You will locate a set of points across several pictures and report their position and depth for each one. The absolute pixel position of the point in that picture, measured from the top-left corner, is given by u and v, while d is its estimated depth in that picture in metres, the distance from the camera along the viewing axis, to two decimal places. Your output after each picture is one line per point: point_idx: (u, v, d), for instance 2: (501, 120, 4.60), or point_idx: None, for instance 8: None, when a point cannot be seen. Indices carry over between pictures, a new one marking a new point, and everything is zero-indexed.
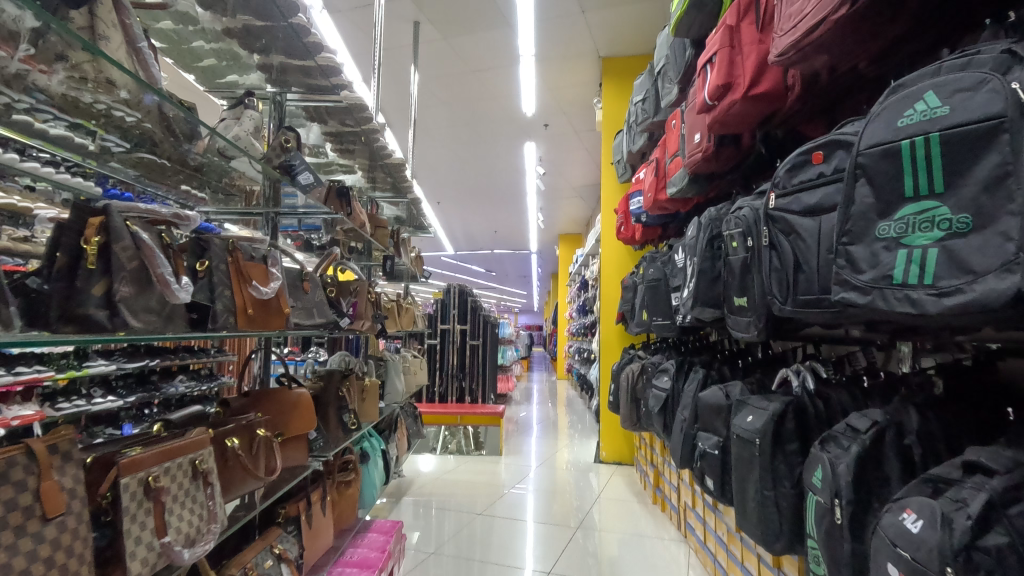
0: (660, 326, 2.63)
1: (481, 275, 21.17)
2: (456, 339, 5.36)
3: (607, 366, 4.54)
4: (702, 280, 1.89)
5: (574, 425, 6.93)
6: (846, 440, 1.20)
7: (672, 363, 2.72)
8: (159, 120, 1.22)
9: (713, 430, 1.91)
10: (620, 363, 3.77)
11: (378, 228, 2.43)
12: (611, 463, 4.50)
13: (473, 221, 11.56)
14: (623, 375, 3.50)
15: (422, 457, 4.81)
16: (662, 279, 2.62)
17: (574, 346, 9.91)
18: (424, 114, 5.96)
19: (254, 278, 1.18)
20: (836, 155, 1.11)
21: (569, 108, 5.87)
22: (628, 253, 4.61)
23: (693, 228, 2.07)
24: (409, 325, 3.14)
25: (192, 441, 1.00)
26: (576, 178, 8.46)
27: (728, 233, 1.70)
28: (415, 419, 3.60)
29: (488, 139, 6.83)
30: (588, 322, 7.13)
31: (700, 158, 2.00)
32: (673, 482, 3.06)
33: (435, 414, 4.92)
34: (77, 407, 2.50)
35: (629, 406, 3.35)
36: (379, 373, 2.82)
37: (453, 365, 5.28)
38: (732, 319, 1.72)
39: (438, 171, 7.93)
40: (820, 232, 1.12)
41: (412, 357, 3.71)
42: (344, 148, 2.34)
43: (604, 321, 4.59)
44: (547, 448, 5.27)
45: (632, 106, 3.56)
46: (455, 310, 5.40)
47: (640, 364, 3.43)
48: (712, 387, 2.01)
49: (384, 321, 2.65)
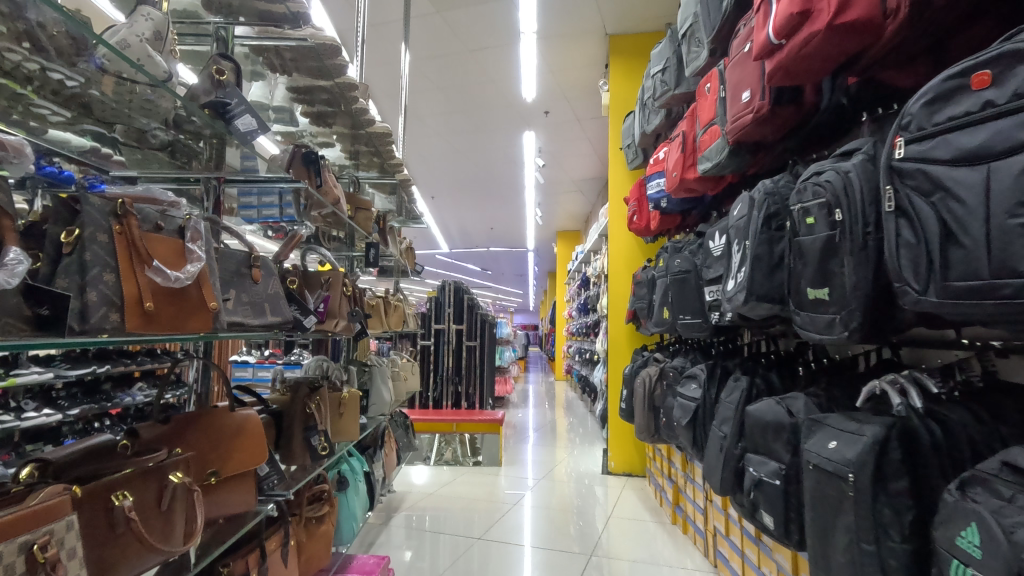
0: (690, 325, 2.26)
1: (475, 274, 20.75)
2: (451, 340, 5.00)
3: (616, 369, 4.19)
4: (758, 268, 1.52)
5: (576, 429, 6.56)
6: (1011, 488, 0.84)
7: (702, 368, 2.36)
8: (22, 31, 0.85)
9: (769, 455, 1.55)
10: (634, 367, 3.41)
11: (360, 210, 2.06)
12: (621, 474, 4.15)
13: (468, 217, 11.19)
14: (638, 381, 3.14)
15: (415, 469, 4.43)
16: (692, 271, 2.25)
17: (574, 346, 9.54)
18: (417, 99, 5.60)
19: (155, 256, 0.81)
20: (1018, 73, 0.75)
21: (571, 93, 5.52)
22: (638, 247, 4.26)
23: (739, 206, 1.70)
24: (399, 325, 2.76)
25: (36, 511, 0.62)
26: (577, 171, 8.10)
27: (799, 207, 1.33)
28: (406, 430, 3.23)
29: (485, 128, 6.47)
30: (591, 320, 6.77)
31: (750, 121, 1.64)
32: (698, 502, 2.70)
33: (429, 421, 4.55)
34: (3, 424, 2.11)
35: (645, 416, 2.99)
36: (363, 381, 2.44)
37: (448, 368, 4.90)
38: (801, 316, 1.36)
39: (432, 162, 7.57)
40: (993, 186, 0.75)
41: (403, 362, 3.34)
42: (320, 114, 1.97)
43: (613, 321, 4.24)
44: (549, 457, 4.90)
45: (648, 79, 3.20)
46: (450, 309, 5.03)
47: (657, 369, 3.06)
48: (766, 400, 1.65)
49: (368, 320, 2.28)
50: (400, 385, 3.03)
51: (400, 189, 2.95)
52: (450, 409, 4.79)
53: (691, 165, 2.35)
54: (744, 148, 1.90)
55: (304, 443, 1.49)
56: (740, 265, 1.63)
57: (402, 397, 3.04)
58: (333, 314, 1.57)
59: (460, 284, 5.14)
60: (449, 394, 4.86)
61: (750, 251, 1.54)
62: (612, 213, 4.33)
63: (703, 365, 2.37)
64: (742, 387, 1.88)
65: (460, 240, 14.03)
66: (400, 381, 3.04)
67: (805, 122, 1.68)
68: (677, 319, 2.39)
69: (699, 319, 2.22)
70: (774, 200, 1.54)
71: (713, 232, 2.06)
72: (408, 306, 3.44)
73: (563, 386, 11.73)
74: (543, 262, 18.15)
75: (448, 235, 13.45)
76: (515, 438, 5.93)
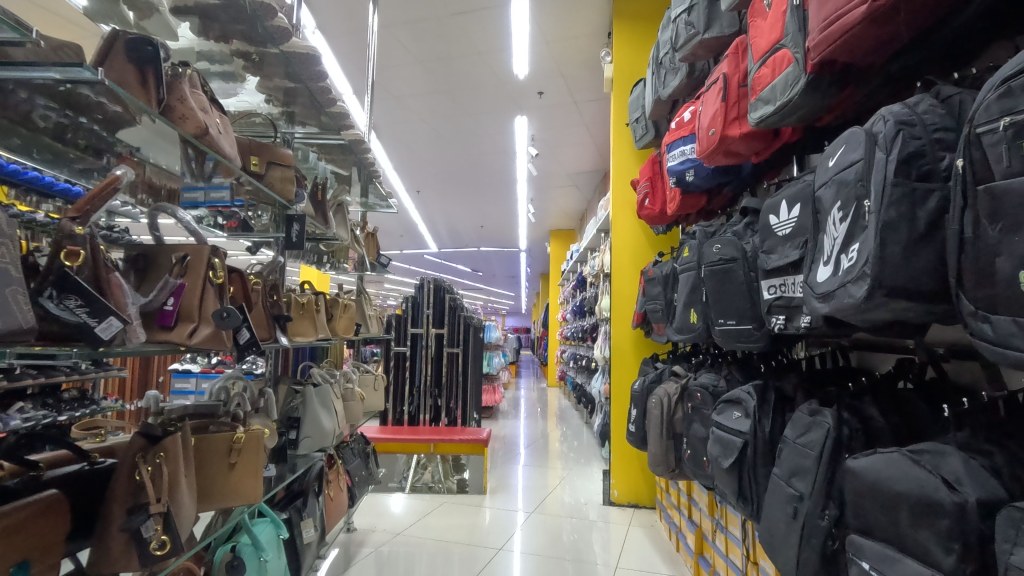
0: (737, 334, 1.65)
1: (466, 275, 20.10)
2: (430, 346, 4.34)
3: (619, 382, 3.59)
4: (892, 243, 0.92)
5: (570, 444, 5.95)
6: None
7: (748, 391, 1.76)
8: None
9: (907, 550, 0.95)
10: (645, 382, 2.81)
11: (274, 166, 1.44)
12: (625, 505, 3.55)
13: (457, 213, 10.57)
14: (651, 402, 2.54)
15: (387, 499, 3.79)
16: (740, 258, 1.64)
17: (567, 351, 8.95)
18: (392, 71, 5.06)
19: None
20: None
21: (567, 69, 4.96)
22: (646, 239, 3.67)
23: (840, 150, 1.10)
24: (347, 331, 2.14)
25: None
26: (573, 163, 7.53)
27: (1001, 124, 0.73)
28: (364, 460, 2.62)
29: (472, 110, 5.91)
30: (588, 324, 6.17)
31: (864, 14, 1.05)
32: (734, 560, 2.10)
33: (403, 442, 3.91)
34: None
35: (663, 447, 2.38)
36: (293, 408, 1.82)
37: (426, 377, 4.27)
38: (998, 324, 0.76)
39: (416, 149, 7.01)
40: None
41: (361, 377, 2.70)
42: (212, 24, 1.36)
43: (617, 326, 3.64)
44: (542, 482, 4.28)
45: (667, 28, 2.61)
46: (429, 310, 4.38)
47: (677, 386, 2.46)
48: (889, 456, 1.04)
49: (291, 325, 1.66)
50: (356, 406, 2.39)
51: (356, 157, 2.33)
52: (428, 426, 4.16)
53: (735, 118, 1.76)
54: (831, 74, 1.30)
55: (128, 537, 0.87)
56: (847, 242, 1.03)
57: (357, 422, 2.41)
58: (187, 316, 0.97)
59: (440, 281, 4.49)
60: (427, 407, 4.23)
61: (876, 215, 0.94)
62: (616, 201, 3.73)
63: (750, 386, 1.76)
64: (826, 427, 1.28)
65: (448, 239, 13.41)
66: (356, 402, 2.40)
67: (940, 20, 1.08)
68: (716, 325, 1.79)
69: (750, 325, 1.62)
70: (911, 134, 0.94)
71: (777, 202, 1.46)
72: (369, 307, 2.80)
73: (555, 392, 11.14)
74: (534, 263, 17.57)
75: (435, 233, 12.81)
76: (503, 455, 5.30)
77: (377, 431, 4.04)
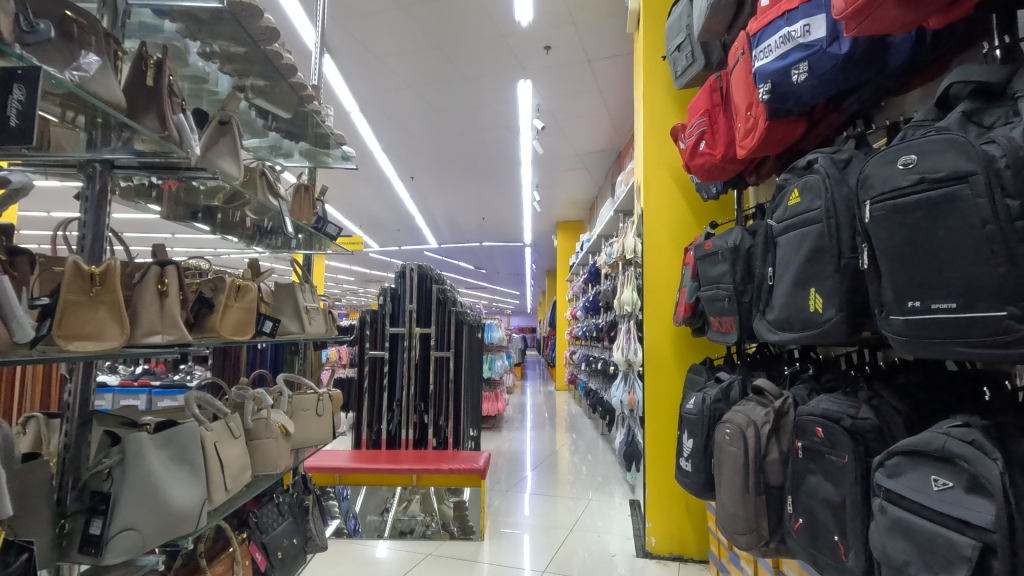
0: (965, 326, 0.82)
1: (469, 272, 19.25)
2: (414, 351, 3.42)
3: (655, 394, 2.75)
4: None
5: (584, 462, 5.09)
6: None
7: (966, 439, 0.91)
8: None
9: None
10: (704, 397, 1.98)
11: None
12: (666, 558, 2.68)
13: (456, 203, 9.70)
14: (724, 431, 1.70)
15: (357, 549, 2.95)
16: (978, 172, 0.80)
17: (578, 353, 8.10)
18: (371, 19, 4.25)
19: None
20: None
21: (580, 13, 4.12)
22: (688, 208, 2.83)
23: None
24: (238, 332, 1.31)
25: None
26: (583, 140, 6.69)
27: None
28: (296, 523, 1.78)
29: (468, 73, 5.11)
30: (605, 321, 5.31)
31: None
32: None
33: (378, 473, 3.07)
34: None
35: (750, 506, 1.53)
36: (105, 472, 0.99)
37: (408, 389, 3.42)
38: None
39: (405, 122, 6.23)
40: None
41: (291, 397, 1.85)
42: None
43: (651, 322, 2.80)
44: (554, 520, 3.42)
45: None
46: (412, 305, 3.46)
47: (766, 408, 1.62)
48: None
49: (58, 324, 0.82)
50: (278, 446, 1.55)
51: (266, 60, 1.49)
52: (411, 451, 3.32)
53: None
54: None
55: None
56: None
57: (279, 470, 1.58)
58: None
59: (425, 269, 3.60)
60: (410, 425, 3.38)
61: None
62: (647, 160, 2.90)
63: (968, 429, 0.92)
64: None
65: (448, 233, 12.56)
66: (279, 438, 1.56)
67: None
68: (897, 311, 0.94)
69: (1004, 307, 0.77)
70: None
71: None
72: (307, 296, 1.95)
73: (564, 397, 10.27)
74: (539, 259, 16.70)
75: (433, 227, 11.95)
76: (508, 480, 4.44)
77: (348, 461, 3.18)
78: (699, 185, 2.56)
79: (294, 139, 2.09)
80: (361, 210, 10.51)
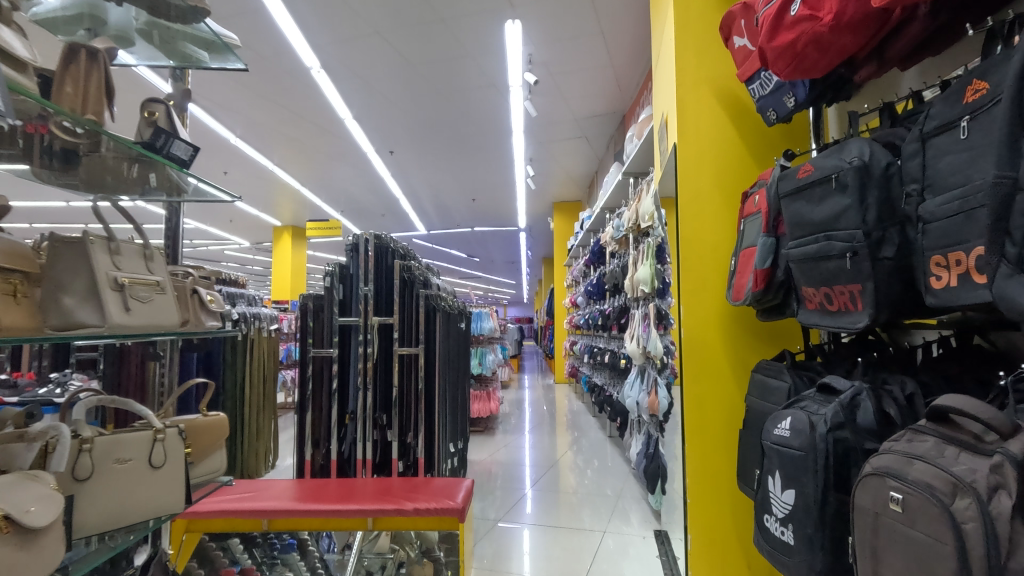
0: None
1: (461, 261, 18.44)
2: (371, 348, 2.61)
3: (700, 402, 1.97)
4: None
5: (590, 472, 4.33)
6: None
7: None
8: None
9: None
10: (814, 419, 1.19)
11: None
12: None
13: (442, 181, 8.84)
14: (890, 496, 0.90)
15: None
16: None
17: (579, 343, 7.33)
18: None
19: None
20: None
21: None
22: (741, 142, 2.03)
23: None
24: None
25: None
26: (582, 101, 5.87)
27: None
28: None
29: (446, 13, 4.26)
30: (613, 307, 4.53)
31: None
32: None
33: (323, 518, 2.21)
34: None
35: None
36: None
37: (367, 399, 2.59)
38: None
39: (376, 82, 5.40)
40: None
41: (92, 442, 1.01)
42: None
43: (692, 303, 2.01)
44: (557, 564, 2.64)
45: None
46: (368, 288, 2.64)
47: (984, 456, 0.82)
48: None
49: None
50: (2, 557, 0.77)
51: None
52: (371, 480, 2.51)
53: None
54: None
55: None
56: None
57: None
58: None
59: (385, 240, 2.77)
60: (369, 444, 2.59)
61: None
62: (681, 76, 2.09)
63: None
64: None
65: (436, 218, 11.72)
66: None
67: None
68: None
69: None
70: None
71: None
72: (129, 259, 1.11)
73: (563, 391, 9.49)
74: (534, 245, 15.88)
75: (420, 211, 11.11)
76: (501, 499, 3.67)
77: (290, 496, 2.33)
78: (763, 103, 1.77)
79: (119, 6, 1.26)
80: (340, 192, 9.67)
